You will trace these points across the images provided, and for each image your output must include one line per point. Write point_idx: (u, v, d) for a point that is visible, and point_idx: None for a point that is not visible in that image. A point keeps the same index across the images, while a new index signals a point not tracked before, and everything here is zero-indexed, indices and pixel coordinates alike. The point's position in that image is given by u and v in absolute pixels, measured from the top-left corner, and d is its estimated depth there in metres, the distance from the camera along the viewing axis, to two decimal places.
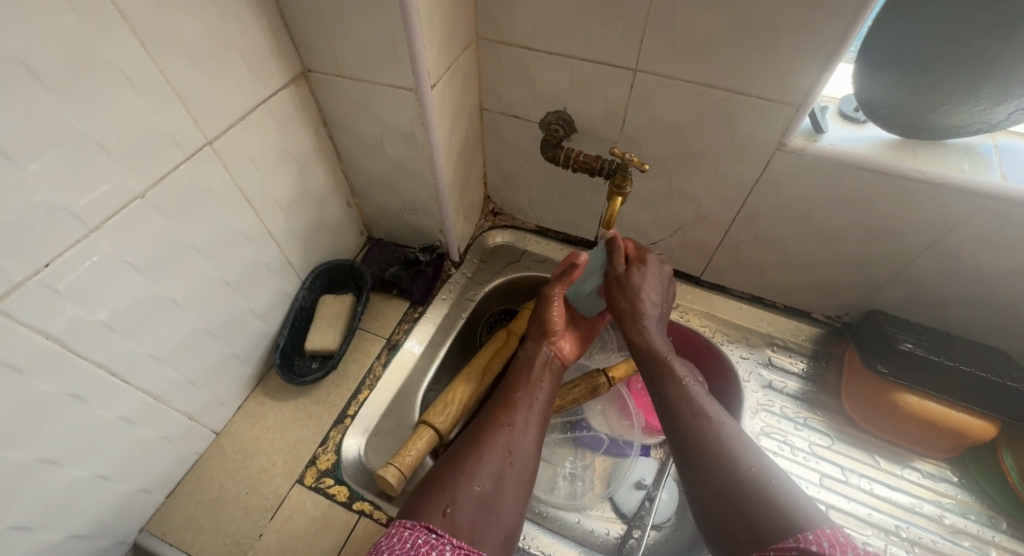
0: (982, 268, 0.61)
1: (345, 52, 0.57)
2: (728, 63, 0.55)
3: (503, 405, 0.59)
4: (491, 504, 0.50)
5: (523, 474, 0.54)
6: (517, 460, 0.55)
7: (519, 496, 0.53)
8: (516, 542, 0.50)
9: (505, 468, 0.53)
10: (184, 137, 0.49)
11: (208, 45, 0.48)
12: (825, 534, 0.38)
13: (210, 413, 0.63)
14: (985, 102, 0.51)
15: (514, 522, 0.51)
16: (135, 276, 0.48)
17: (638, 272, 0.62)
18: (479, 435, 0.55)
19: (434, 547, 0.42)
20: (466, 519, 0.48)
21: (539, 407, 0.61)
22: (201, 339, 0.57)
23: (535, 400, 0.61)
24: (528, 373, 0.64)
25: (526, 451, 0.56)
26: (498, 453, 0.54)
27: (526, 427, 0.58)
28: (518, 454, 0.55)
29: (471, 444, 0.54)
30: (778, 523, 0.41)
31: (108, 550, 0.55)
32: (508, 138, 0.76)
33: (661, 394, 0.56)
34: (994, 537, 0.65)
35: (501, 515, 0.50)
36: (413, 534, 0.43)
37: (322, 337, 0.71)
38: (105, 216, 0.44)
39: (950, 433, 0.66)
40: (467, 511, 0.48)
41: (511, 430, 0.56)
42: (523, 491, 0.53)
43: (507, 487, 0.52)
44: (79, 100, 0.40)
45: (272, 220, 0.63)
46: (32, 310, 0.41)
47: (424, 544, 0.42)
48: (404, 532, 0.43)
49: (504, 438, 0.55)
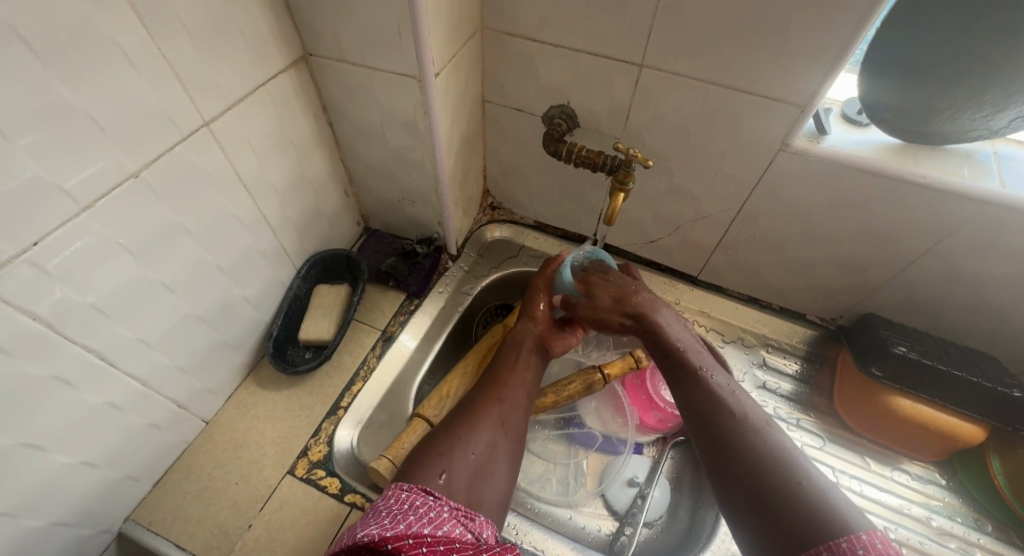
0: (977, 274, 0.61)
1: (348, 37, 0.56)
2: (736, 61, 0.55)
3: (495, 380, 0.59)
4: (484, 471, 0.50)
5: (514, 445, 0.55)
6: (511, 431, 0.55)
7: (511, 467, 0.53)
8: (506, 510, 0.51)
9: (498, 438, 0.54)
10: (182, 118, 0.48)
11: (208, 24, 0.47)
12: (860, 542, 0.36)
13: (200, 401, 0.61)
14: (987, 108, 0.51)
15: (505, 490, 0.51)
16: (126, 258, 0.47)
17: (600, 289, 0.63)
18: (469, 408, 0.56)
19: (431, 508, 0.42)
20: (462, 485, 0.48)
21: (529, 388, 0.61)
22: (193, 325, 0.56)
23: (525, 380, 0.61)
24: (516, 355, 0.63)
25: (519, 423, 0.57)
26: (491, 425, 0.54)
27: (517, 400, 0.58)
28: (510, 425, 0.56)
29: (467, 416, 0.55)
30: (815, 528, 0.39)
31: (91, 538, 0.53)
32: (509, 131, 0.75)
33: (682, 389, 0.54)
34: (979, 539, 0.65)
35: (495, 480, 0.51)
36: (409, 495, 0.43)
37: (316, 327, 0.70)
38: (97, 195, 0.43)
39: (940, 437, 0.66)
40: (462, 476, 0.49)
41: (502, 403, 0.57)
42: (515, 462, 0.54)
43: (500, 458, 0.52)
44: (76, 74, 0.39)
45: (269, 207, 0.62)
46: (19, 290, 0.39)
47: (422, 505, 0.42)
48: (401, 493, 0.44)
49: (495, 411, 0.56)
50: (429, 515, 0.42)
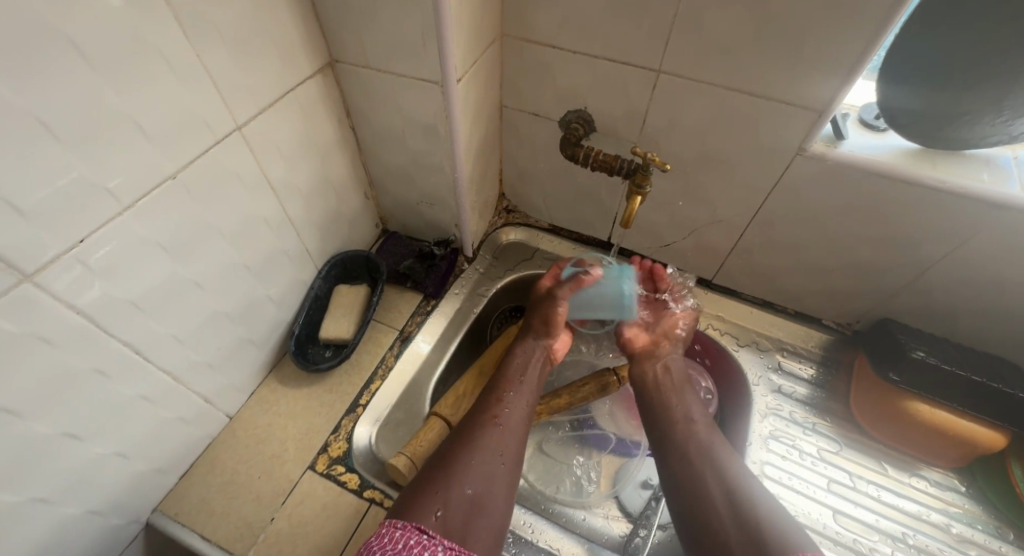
0: (996, 278, 0.61)
1: (374, 44, 0.58)
2: (754, 67, 0.55)
3: (493, 405, 0.61)
4: (482, 505, 0.52)
5: (512, 474, 0.56)
6: (508, 459, 0.56)
7: (509, 495, 0.54)
8: (505, 541, 0.52)
9: (495, 469, 0.55)
10: (216, 122, 0.49)
11: (243, 33, 0.49)
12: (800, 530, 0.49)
13: (225, 397, 0.63)
14: (1007, 114, 0.51)
15: (504, 522, 0.52)
16: (162, 257, 0.48)
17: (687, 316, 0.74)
18: (469, 436, 0.57)
19: (425, 548, 0.45)
20: (457, 521, 0.49)
21: (527, 412, 0.62)
22: (220, 323, 0.58)
23: (523, 405, 0.62)
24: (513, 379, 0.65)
25: (516, 452, 0.58)
26: (488, 455, 0.55)
27: (513, 428, 0.59)
28: (508, 454, 0.57)
29: (463, 447, 0.56)
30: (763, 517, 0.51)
31: (121, 529, 0.55)
32: (526, 136, 0.77)
33: (659, 407, 0.65)
34: (1000, 547, 0.65)
35: (493, 514, 0.52)
36: (403, 534, 0.45)
37: (336, 326, 0.71)
38: (137, 195, 0.45)
39: (958, 443, 0.66)
40: (457, 514, 0.49)
41: (499, 431, 0.58)
42: (511, 491, 0.55)
43: (498, 489, 0.54)
44: (121, 80, 0.41)
45: (294, 209, 0.64)
46: (65, 285, 0.41)
47: (415, 544, 0.45)
48: (395, 531, 0.45)
49: (492, 440, 0.57)
50: None
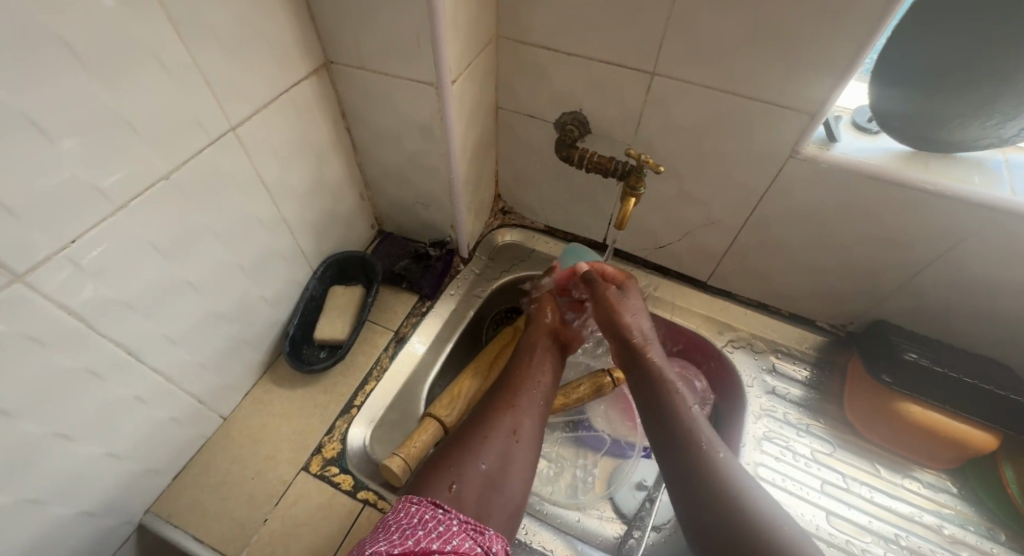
0: (988, 280, 0.62)
1: (369, 45, 0.58)
2: (748, 70, 0.56)
3: (509, 386, 0.60)
4: (497, 482, 0.52)
5: (529, 454, 0.56)
6: (524, 438, 0.56)
7: (525, 474, 0.54)
8: (520, 519, 0.52)
9: (511, 447, 0.54)
10: (210, 122, 0.49)
11: (237, 34, 0.49)
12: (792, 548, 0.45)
13: (218, 397, 0.63)
14: (998, 118, 0.52)
15: (520, 500, 0.52)
16: (155, 257, 0.48)
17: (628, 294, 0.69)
18: (484, 415, 0.57)
19: (440, 522, 0.44)
20: (472, 495, 0.49)
21: (543, 393, 0.62)
22: (214, 323, 0.58)
23: (538, 385, 0.62)
24: (529, 362, 0.64)
25: (533, 431, 0.57)
26: (503, 433, 0.55)
27: (530, 408, 0.59)
28: (523, 433, 0.56)
29: (479, 425, 0.56)
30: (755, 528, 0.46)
31: (114, 530, 0.55)
32: (522, 138, 0.77)
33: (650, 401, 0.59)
34: (992, 548, 0.65)
35: (508, 492, 0.52)
36: (419, 509, 0.45)
37: (331, 327, 0.71)
38: (130, 195, 0.45)
39: (951, 444, 0.66)
40: (472, 488, 0.50)
41: (515, 410, 0.58)
42: (530, 469, 0.55)
43: (514, 467, 0.53)
44: (115, 80, 0.41)
45: (289, 210, 0.64)
46: (57, 286, 0.41)
47: (431, 518, 0.44)
48: (410, 507, 0.45)
49: (508, 419, 0.57)
50: (438, 530, 0.43)
